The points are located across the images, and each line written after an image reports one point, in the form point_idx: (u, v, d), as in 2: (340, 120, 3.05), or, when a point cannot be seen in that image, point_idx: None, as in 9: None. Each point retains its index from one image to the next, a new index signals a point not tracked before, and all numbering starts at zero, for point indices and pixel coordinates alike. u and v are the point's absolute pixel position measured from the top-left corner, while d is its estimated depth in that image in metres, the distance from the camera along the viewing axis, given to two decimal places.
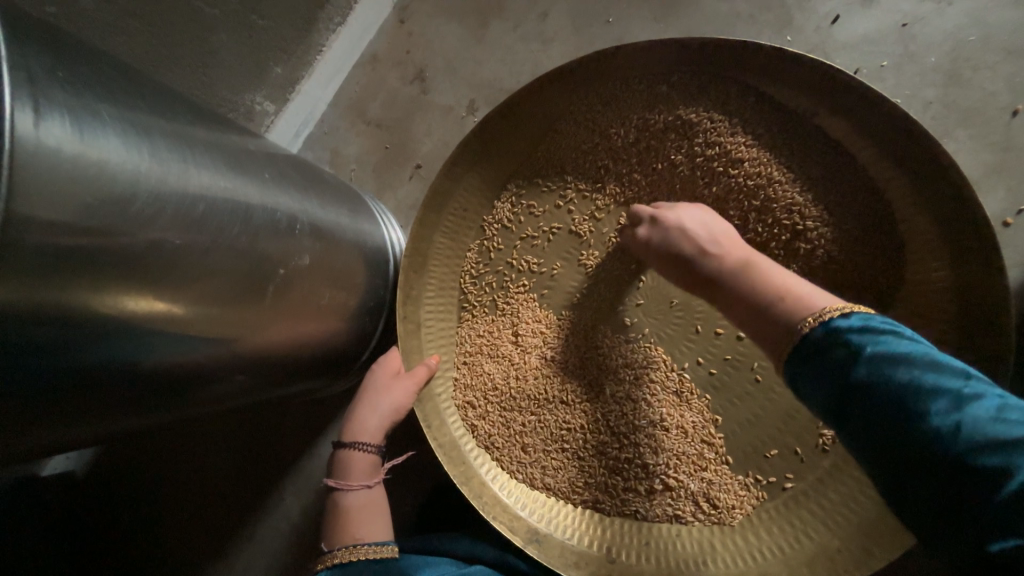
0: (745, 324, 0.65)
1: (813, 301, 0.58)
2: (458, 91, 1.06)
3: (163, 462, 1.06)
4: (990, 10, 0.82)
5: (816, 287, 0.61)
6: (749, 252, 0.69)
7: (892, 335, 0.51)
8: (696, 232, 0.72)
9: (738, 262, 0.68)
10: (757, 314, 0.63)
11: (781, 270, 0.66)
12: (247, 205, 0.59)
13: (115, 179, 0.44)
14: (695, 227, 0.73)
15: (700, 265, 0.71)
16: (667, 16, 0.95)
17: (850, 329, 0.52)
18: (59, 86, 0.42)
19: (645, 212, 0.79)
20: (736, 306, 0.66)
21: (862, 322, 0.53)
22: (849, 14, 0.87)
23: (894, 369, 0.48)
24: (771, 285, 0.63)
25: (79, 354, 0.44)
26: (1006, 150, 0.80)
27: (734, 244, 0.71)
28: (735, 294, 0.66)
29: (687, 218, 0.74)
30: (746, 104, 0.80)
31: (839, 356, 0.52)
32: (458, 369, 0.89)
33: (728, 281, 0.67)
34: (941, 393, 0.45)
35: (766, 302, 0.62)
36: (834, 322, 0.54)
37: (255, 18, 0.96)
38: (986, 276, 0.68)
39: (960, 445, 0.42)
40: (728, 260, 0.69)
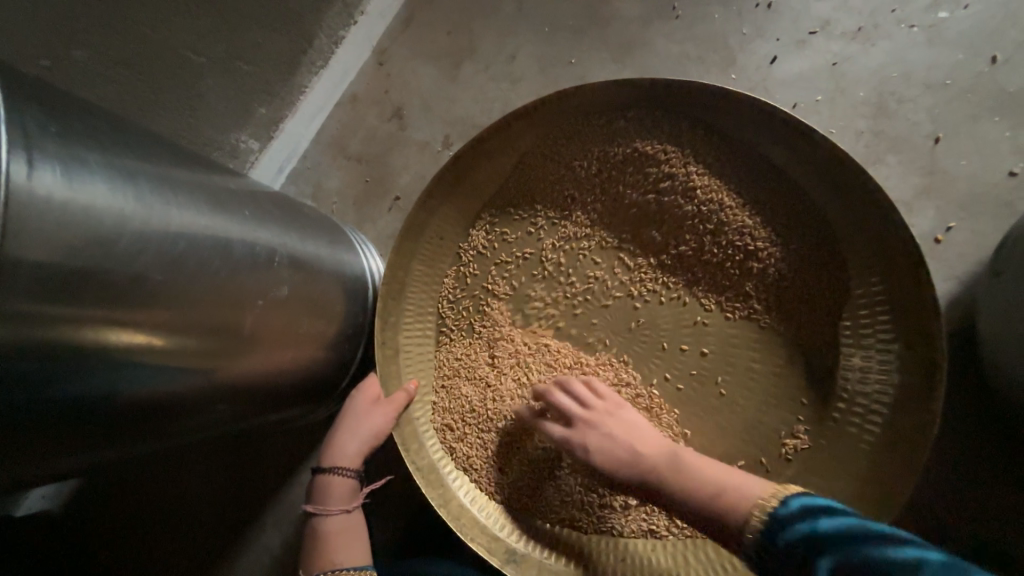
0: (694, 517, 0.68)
1: (749, 491, 0.64)
2: (434, 128, 1.12)
3: (141, 497, 1.04)
4: (910, 49, 0.91)
5: (723, 469, 0.70)
6: (639, 455, 0.75)
7: (828, 514, 0.55)
8: (617, 440, 0.77)
9: (650, 466, 0.73)
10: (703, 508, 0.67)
11: (697, 458, 0.73)
12: (228, 240, 0.63)
13: (100, 220, 0.47)
14: (625, 428, 0.78)
15: (642, 475, 0.73)
16: (624, 57, 1.04)
17: (774, 524, 0.58)
18: (52, 138, 0.46)
19: (574, 403, 0.82)
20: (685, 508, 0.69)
21: (799, 505, 0.58)
22: (785, 54, 0.95)
23: (845, 547, 0.50)
24: (696, 484, 0.69)
25: (62, 387, 0.47)
26: (931, 172, 0.88)
27: (652, 446, 0.75)
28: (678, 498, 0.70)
29: (619, 408, 0.81)
30: (697, 136, 0.87)
31: (780, 526, 0.58)
32: (437, 393, 0.92)
33: (671, 485, 0.71)
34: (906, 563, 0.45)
35: (712, 503, 0.66)
36: (778, 511, 0.59)
37: (241, 64, 1.01)
38: (916, 291, 0.75)
39: None
40: (647, 454, 0.74)
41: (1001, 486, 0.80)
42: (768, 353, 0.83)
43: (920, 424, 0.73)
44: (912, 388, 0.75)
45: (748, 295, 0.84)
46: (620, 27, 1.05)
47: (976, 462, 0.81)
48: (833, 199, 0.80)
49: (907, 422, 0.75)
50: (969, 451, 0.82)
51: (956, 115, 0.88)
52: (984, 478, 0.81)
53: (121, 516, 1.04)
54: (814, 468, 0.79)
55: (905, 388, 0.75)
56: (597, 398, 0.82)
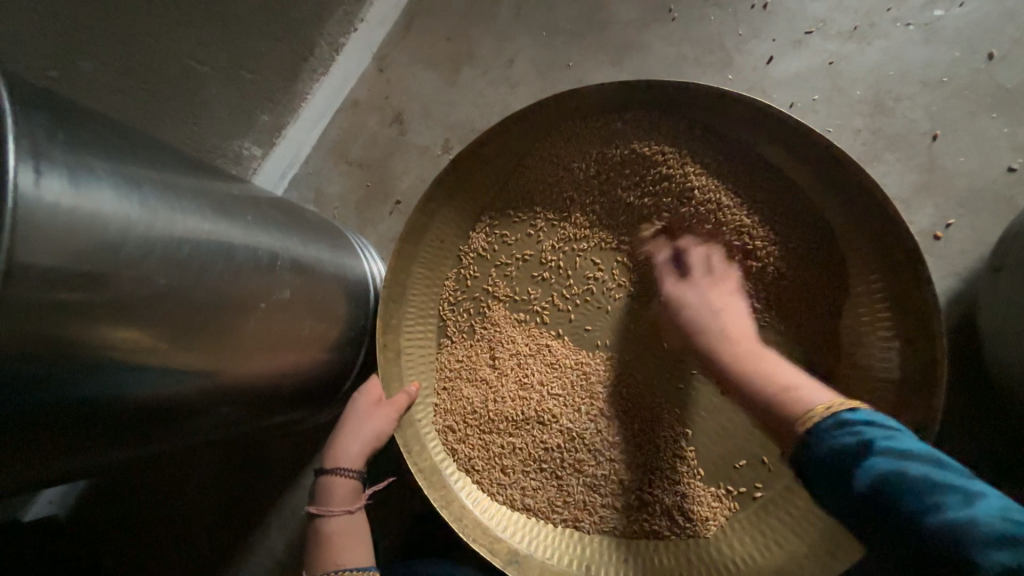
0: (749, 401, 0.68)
1: (808, 398, 0.63)
2: (433, 132, 1.13)
3: (147, 501, 1.05)
4: (906, 47, 0.91)
5: (802, 377, 0.67)
6: (726, 342, 0.74)
7: (898, 432, 0.55)
8: (712, 322, 0.76)
9: (732, 351, 0.73)
10: (765, 401, 0.66)
11: (784, 365, 0.70)
12: (230, 244, 0.64)
13: (105, 226, 0.48)
14: (734, 314, 0.77)
15: (714, 360, 0.74)
16: (621, 59, 1.04)
17: (831, 427, 0.57)
18: (59, 146, 0.47)
19: (687, 284, 0.81)
20: (749, 391, 0.68)
21: (869, 416, 0.57)
22: (782, 54, 0.96)
23: (908, 464, 0.51)
24: (768, 378, 0.68)
25: (68, 389, 0.48)
26: (929, 169, 0.87)
27: (740, 333, 0.75)
28: (744, 386, 0.69)
29: (730, 296, 0.80)
30: (694, 137, 0.87)
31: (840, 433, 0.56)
32: (439, 395, 0.92)
33: (737, 373, 0.71)
34: (970, 494, 0.48)
35: (773, 394, 0.65)
36: (843, 413, 0.58)
37: (243, 72, 1.03)
38: (914, 287, 0.74)
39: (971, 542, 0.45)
40: (739, 345, 0.73)
41: (1006, 484, 0.80)
42: None
43: (918, 419, 0.73)
44: (912, 384, 0.74)
45: (747, 294, 0.85)
46: (616, 31, 1.06)
47: (978, 460, 0.81)
48: (829, 198, 0.81)
49: (908, 419, 0.74)
50: (972, 449, 0.81)
51: (954, 113, 0.88)
52: (990, 476, 0.80)
53: (127, 521, 1.05)
54: None
55: (905, 384, 0.75)
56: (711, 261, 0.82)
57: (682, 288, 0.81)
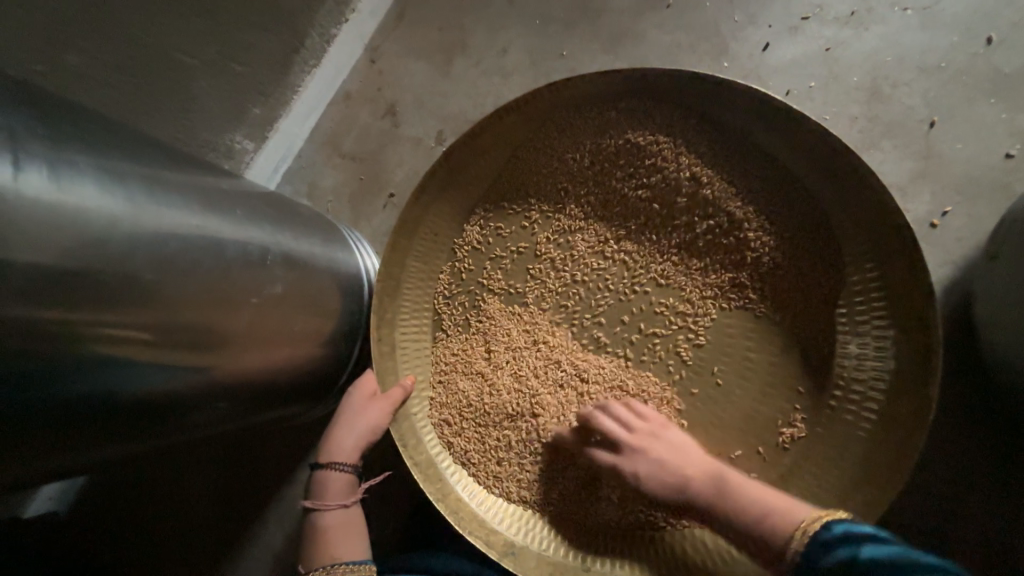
0: (729, 535, 0.70)
1: (796, 514, 0.65)
2: (427, 124, 1.12)
3: (145, 496, 1.06)
4: (904, 32, 0.90)
5: (768, 493, 0.70)
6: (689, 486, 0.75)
7: (876, 540, 0.56)
8: (666, 467, 0.76)
9: (701, 490, 0.74)
10: (743, 529, 0.68)
11: (743, 480, 0.72)
12: (220, 239, 0.64)
13: (90, 221, 0.48)
14: (671, 447, 0.78)
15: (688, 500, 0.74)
16: (615, 47, 1.03)
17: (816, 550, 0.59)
18: (40, 140, 0.47)
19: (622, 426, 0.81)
20: (725, 525, 0.70)
21: (846, 530, 0.58)
22: (778, 41, 0.95)
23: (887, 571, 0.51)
24: (733, 505, 0.70)
25: (58, 386, 0.47)
26: (927, 157, 0.87)
27: (696, 467, 0.76)
28: (718, 519, 0.71)
29: (662, 429, 0.80)
30: (689, 126, 0.86)
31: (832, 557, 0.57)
32: (434, 388, 0.92)
33: (717, 513, 0.71)
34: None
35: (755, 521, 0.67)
36: (822, 534, 0.59)
37: (234, 65, 1.01)
38: (910, 275, 0.74)
39: None
40: (691, 475, 0.75)
41: (1002, 472, 0.80)
42: (764, 342, 0.83)
43: (914, 407, 0.73)
44: (907, 372, 0.74)
45: (742, 285, 0.84)
46: (611, 18, 1.04)
47: (973, 447, 0.81)
48: (824, 187, 0.80)
49: (903, 407, 0.74)
50: (967, 436, 0.81)
51: (952, 99, 0.87)
52: (986, 463, 0.80)
53: (127, 517, 1.05)
54: (811, 456, 0.79)
55: (900, 373, 0.75)
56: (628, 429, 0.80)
57: (636, 472, 0.78)
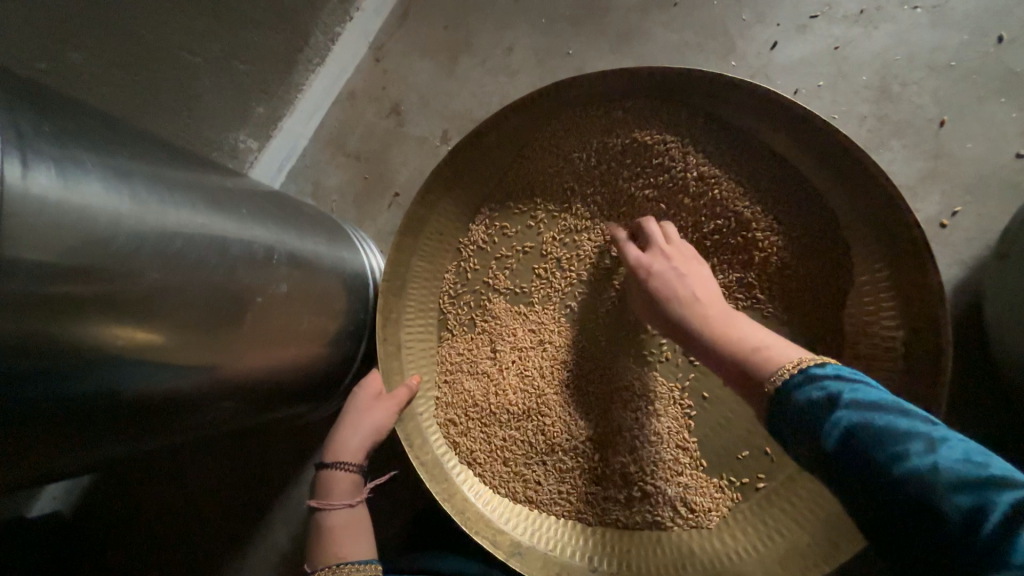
0: (715, 366, 0.68)
1: (787, 355, 0.61)
2: (432, 123, 1.12)
3: (150, 496, 1.06)
4: (914, 30, 0.89)
5: (771, 336, 0.66)
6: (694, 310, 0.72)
7: (867, 385, 0.53)
8: (684, 285, 0.74)
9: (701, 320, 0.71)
10: (730, 362, 0.65)
11: (749, 326, 0.69)
12: (224, 238, 0.63)
13: (95, 220, 0.48)
14: (692, 282, 0.75)
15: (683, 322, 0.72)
16: (622, 46, 1.03)
17: (799, 386, 0.55)
18: (46, 138, 0.46)
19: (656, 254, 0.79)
20: (714, 356, 0.68)
21: (838, 371, 0.55)
22: (786, 39, 0.94)
23: (874, 413, 0.49)
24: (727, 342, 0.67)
25: (61, 384, 0.47)
26: (936, 156, 0.86)
27: (707, 298, 0.73)
28: (708, 348, 0.69)
29: (693, 261, 0.78)
30: (696, 125, 0.86)
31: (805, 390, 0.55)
32: (439, 388, 0.92)
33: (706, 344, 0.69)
34: (933, 439, 0.46)
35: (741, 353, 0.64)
36: (812, 369, 0.56)
37: (237, 63, 1.01)
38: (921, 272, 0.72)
39: (936, 482, 0.43)
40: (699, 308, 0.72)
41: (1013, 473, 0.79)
42: None
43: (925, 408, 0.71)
44: (916, 373, 0.73)
45: (750, 285, 0.84)
46: (617, 17, 1.03)
47: (982, 448, 0.80)
48: (832, 186, 0.80)
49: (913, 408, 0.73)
50: (977, 437, 0.81)
51: (962, 97, 0.86)
52: None
53: (131, 516, 1.05)
54: None
55: (910, 373, 0.74)
56: (659, 259, 0.78)
57: (654, 288, 0.75)
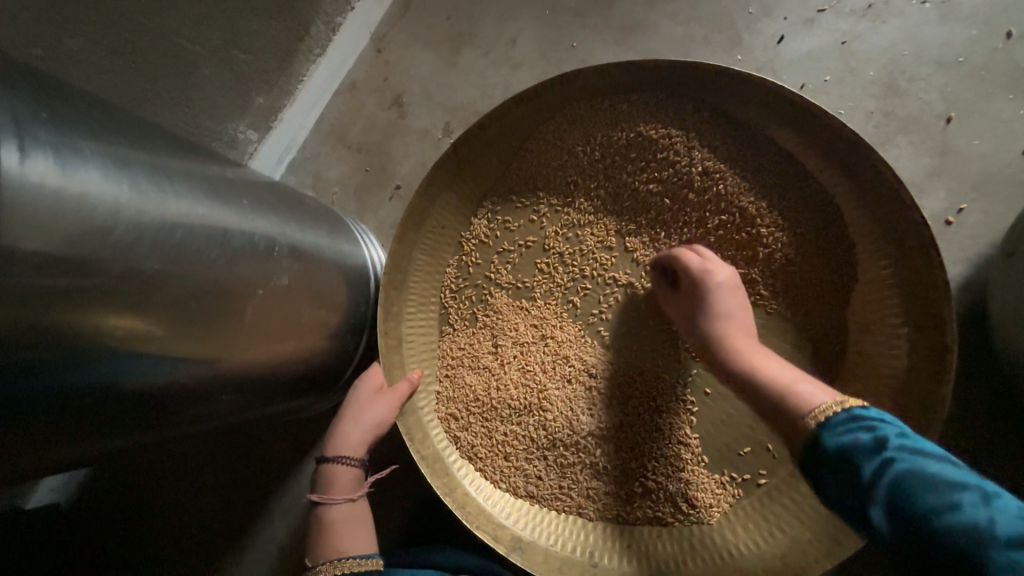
0: (744, 387, 0.66)
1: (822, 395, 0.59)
2: (434, 115, 1.11)
3: (148, 489, 1.05)
4: (922, 26, 0.89)
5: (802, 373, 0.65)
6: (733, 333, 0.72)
7: (910, 433, 0.52)
8: (732, 308, 0.74)
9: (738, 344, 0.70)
10: (762, 387, 0.64)
11: (780, 361, 0.68)
12: (225, 229, 0.62)
13: (95, 209, 0.47)
14: (742, 312, 0.74)
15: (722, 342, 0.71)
16: (627, 39, 1.01)
17: (844, 423, 0.54)
18: (43, 125, 0.45)
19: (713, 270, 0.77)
20: (746, 375, 0.66)
21: (881, 415, 0.54)
22: (793, 33, 0.93)
23: (924, 461, 0.48)
24: (765, 371, 0.65)
25: (59, 375, 0.46)
26: (943, 152, 0.86)
27: (744, 326, 0.73)
28: (742, 370, 0.67)
29: (740, 287, 0.77)
30: (702, 119, 0.85)
31: (842, 433, 0.53)
32: (440, 382, 0.91)
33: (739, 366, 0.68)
34: (987, 494, 0.44)
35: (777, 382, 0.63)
36: (858, 411, 0.55)
37: (237, 53, 0.99)
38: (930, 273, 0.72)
39: (993, 539, 0.42)
40: (739, 333, 0.72)
41: (1013, 470, 0.79)
42: (774, 339, 0.82)
43: (928, 406, 0.72)
44: (919, 370, 0.73)
45: (754, 282, 0.83)
46: (622, 9, 1.02)
47: (981, 446, 0.81)
48: (837, 182, 0.79)
49: (915, 406, 0.73)
50: (978, 433, 0.81)
51: (969, 94, 0.86)
52: (997, 461, 0.80)
53: (128, 509, 1.05)
54: None
55: (913, 371, 0.74)
56: (718, 273, 0.76)
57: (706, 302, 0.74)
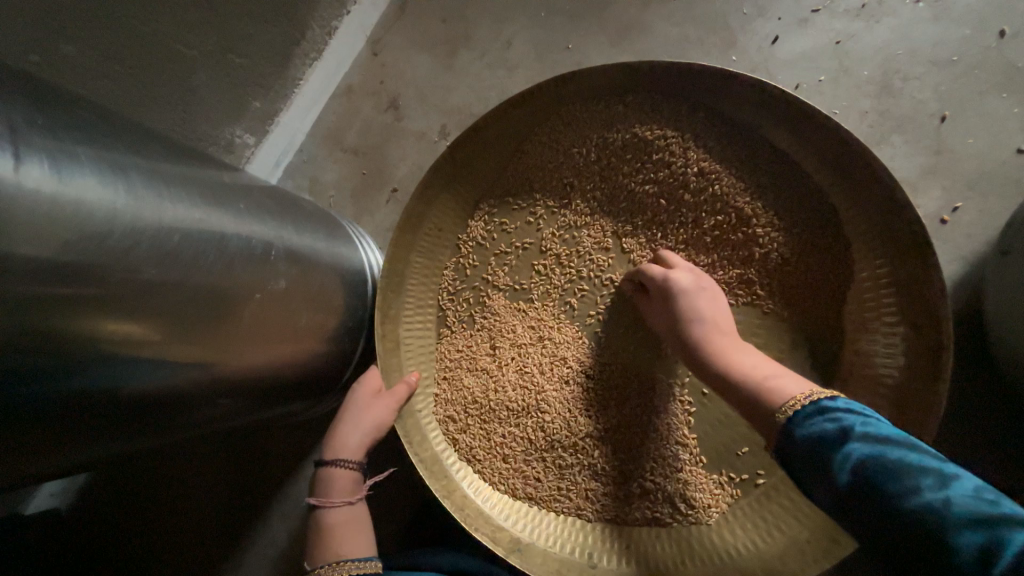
0: (723, 391, 0.67)
1: (793, 388, 0.60)
2: (430, 117, 1.11)
3: (147, 493, 1.05)
4: (915, 25, 0.89)
5: (778, 367, 0.65)
6: (708, 336, 0.73)
7: (878, 421, 0.52)
8: (702, 310, 0.75)
9: (714, 348, 0.71)
10: (739, 390, 0.65)
11: (757, 356, 0.69)
12: (222, 234, 0.62)
13: (91, 215, 0.47)
14: (716, 314, 0.75)
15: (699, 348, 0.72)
16: (622, 40, 1.02)
17: (810, 416, 0.54)
18: (39, 132, 0.46)
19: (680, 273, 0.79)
20: (723, 379, 0.68)
21: (849, 404, 0.54)
22: (787, 34, 0.93)
23: (887, 448, 0.48)
24: (741, 370, 0.66)
25: (55, 382, 0.46)
26: (938, 151, 0.86)
27: (720, 327, 0.74)
28: (720, 374, 0.68)
29: (712, 287, 0.79)
30: (697, 120, 0.85)
31: (809, 426, 0.53)
32: (439, 385, 0.91)
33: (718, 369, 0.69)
34: (946, 475, 0.45)
35: (751, 382, 0.64)
36: (823, 401, 0.55)
37: (233, 57, 0.99)
38: (925, 274, 0.73)
39: (950, 521, 0.42)
40: (713, 335, 0.73)
41: (1011, 469, 0.79)
42: (771, 339, 0.82)
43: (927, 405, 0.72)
44: (917, 370, 0.73)
45: (751, 282, 0.83)
46: (617, 11, 1.03)
47: (979, 444, 0.81)
48: (830, 181, 0.80)
49: (913, 405, 0.73)
50: (976, 432, 0.81)
51: (963, 92, 0.86)
52: (996, 459, 0.80)
53: (128, 514, 1.05)
54: None
55: (911, 370, 0.74)
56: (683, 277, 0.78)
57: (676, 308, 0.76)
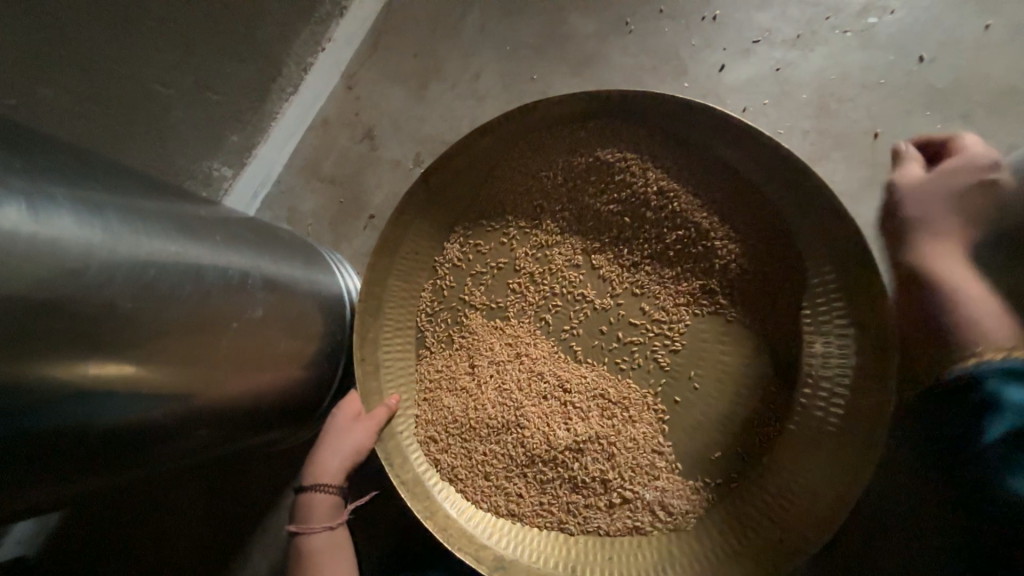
0: (911, 296, 0.73)
1: (987, 330, 0.64)
2: (404, 146, 1.15)
3: (122, 534, 1.02)
4: (845, 53, 0.98)
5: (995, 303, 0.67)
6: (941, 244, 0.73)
7: None
8: (930, 217, 0.74)
9: (936, 256, 0.72)
10: (933, 305, 0.70)
11: (968, 277, 0.70)
12: (199, 265, 0.64)
13: (67, 253, 0.49)
14: (945, 221, 0.73)
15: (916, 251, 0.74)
16: (583, 70, 1.08)
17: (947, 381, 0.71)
18: (18, 176, 0.47)
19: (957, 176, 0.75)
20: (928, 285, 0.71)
21: None
22: (732, 62, 1.01)
23: None
24: (959, 290, 0.69)
25: (28, 419, 0.47)
26: (874, 165, 0.93)
27: (945, 232, 0.73)
28: (917, 280, 0.72)
29: (940, 191, 0.74)
30: (654, 143, 0.91)
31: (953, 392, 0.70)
32: (419, 406, 0.93)
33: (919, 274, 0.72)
34: None
35: (965, 308, 0.67)
36: None
37: (209, 94, 1.03)
38: (941, 238, 0.73)
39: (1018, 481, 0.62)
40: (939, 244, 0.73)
41: None
42: (735, 346, 0.87)
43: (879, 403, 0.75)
44: (868, 370, 0.77)
45: (712, 292, 0.88)
46: (577, 44, 1.10)
47: None
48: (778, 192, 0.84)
49: (866, 403, 0.77)
50: None
51: (893, 111, 0.94)
52: None
53: (104, 556, 1.01)
54: (786, 455, 0.81)
55: (862, 369, 0.77)
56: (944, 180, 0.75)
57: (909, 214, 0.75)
